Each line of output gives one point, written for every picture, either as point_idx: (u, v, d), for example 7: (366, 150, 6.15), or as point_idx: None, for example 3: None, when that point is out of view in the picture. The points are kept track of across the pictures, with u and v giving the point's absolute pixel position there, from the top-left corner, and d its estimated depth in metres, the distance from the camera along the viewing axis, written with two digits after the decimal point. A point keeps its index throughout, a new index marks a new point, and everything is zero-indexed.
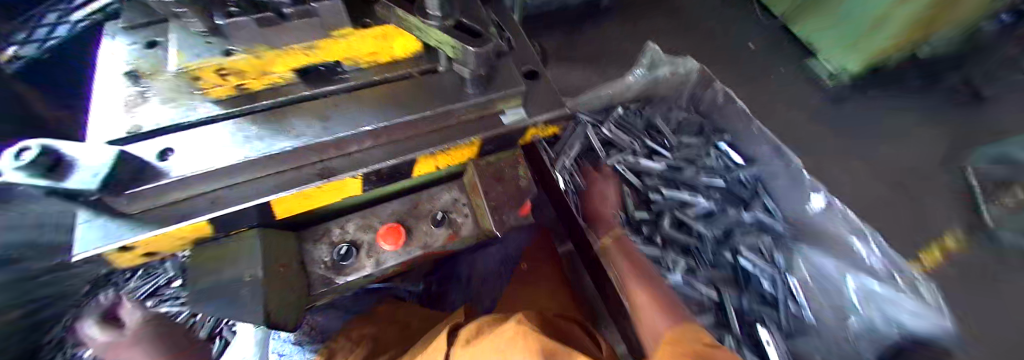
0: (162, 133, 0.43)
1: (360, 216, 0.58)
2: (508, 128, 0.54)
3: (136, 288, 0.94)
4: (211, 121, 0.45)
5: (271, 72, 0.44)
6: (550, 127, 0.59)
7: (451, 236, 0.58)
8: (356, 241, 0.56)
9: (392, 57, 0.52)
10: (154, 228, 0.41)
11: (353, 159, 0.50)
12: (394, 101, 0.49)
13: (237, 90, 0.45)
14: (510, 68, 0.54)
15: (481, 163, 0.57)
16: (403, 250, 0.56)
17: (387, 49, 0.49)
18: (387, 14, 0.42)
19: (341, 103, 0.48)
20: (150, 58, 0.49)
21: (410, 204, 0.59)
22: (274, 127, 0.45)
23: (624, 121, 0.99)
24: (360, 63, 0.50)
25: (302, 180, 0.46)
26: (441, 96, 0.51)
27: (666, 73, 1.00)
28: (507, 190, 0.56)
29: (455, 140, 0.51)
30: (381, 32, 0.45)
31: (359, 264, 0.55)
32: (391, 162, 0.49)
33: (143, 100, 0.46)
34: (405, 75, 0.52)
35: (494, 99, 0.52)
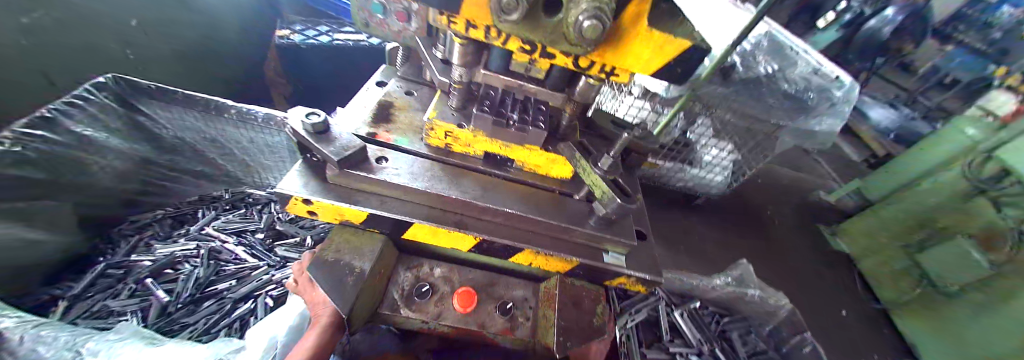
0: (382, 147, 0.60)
1: (447, 267, 0.65)
2: (606, 266, 0.60)
3: (231, 221, 1.07)
4: (415, 153, 0.61)
5: (472, 146, 0.62)
6: (638, 285, 0.63)
7: (506, 330, 0.60)
8: (434, 286, 0.62)
9: (547, 173, 0.66)
10: (334, 200, 0.53)
11: (481, 223, 0.59)
12: (534, 201, 0.61)
13: (444, 145, 0.62)
14: (629, 223, 0.64)
15: (566, 281, 0.63)
16: (465, 317, 0.59)
17: (547, 167, 0.64)
18: (567, 150, 0.61)
19: (497, 184, 0.62)
20: (401, 100, 0.71)
21: (488, 280, 0.65)
22: (448, 178, 0.59)
23: (698, 318, 0.94)
24: (525, 166, 0.65)
25: (440, 219, 0.56)
26: (569, 215, 0.61)
27: (756, 293, 0.97)
28: (579, 317, 0.58)
29: (563, 252, 0.59)
30: (554, 159, 0.63)
31: (425, 308, 0.59)
32: (506, 241, 0.57)
33: (386, 121, 0.65)
34: (549, 187, 0.65)
35: (605, 237, 0.60)
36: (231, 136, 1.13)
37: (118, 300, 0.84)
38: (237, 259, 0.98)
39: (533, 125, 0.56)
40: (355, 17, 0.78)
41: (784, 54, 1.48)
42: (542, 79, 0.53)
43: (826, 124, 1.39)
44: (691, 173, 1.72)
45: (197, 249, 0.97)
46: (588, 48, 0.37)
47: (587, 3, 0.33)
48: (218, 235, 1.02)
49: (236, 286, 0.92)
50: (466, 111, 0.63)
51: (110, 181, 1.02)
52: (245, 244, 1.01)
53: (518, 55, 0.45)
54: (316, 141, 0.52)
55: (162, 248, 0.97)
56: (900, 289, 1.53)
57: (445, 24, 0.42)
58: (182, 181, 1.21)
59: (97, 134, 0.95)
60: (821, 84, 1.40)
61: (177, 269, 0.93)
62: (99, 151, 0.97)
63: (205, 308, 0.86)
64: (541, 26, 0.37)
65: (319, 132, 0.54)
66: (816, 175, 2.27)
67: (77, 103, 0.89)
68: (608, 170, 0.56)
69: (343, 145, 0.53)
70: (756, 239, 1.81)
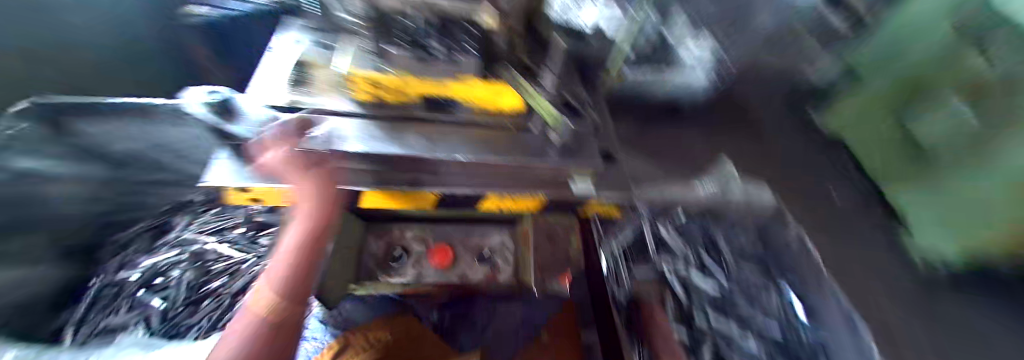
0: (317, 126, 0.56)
1: (419, 228, 0.63)
2: (575, 196, 0.57)
3: (208, 221, 1.06)
4: (346, 114, 0.55)
5: (405, 93, 0.53)
6: (611, 208, 0.63)
7: (490, 276, 0.61)
8: (408, 249, 0.61)
9: (497, 106, 0.57)
10: (267, 182, 0.49)
11: (438, 177, 0.56)
12: (485, 141, 0.57)
13: (374, 99, 0.54)
14: (592, 145, 0.60)
15: (540, 219, 0.61)
16: (444, 272, 0.59)
17: (495, 98, 0.55)
18: (509, 78, 0.54)
19: (443, 131, 0.57)
20: (317, 55, 0.58)
21: (463, 233, 0.64)
22: (389, 136, 0.54)
23: (685, 230, 0.99)
24: (471, 105, 0.56)
25: (392, 180, 0.55)
26: (527, 149, 0.57)
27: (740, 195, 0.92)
28: (555, 252, 0.59)
29: (524, 190, 0.57)
30: (503, 89, 0.54)
31: (403, 271, 0.59)
32: (467, 190, 0.55)
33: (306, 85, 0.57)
34: (502, 124, 0.59)
35: (569, 167, 0.56)
36: (167, 135, 1.06)
37: (118, 316, 0.86)
38: (223, 257, 0.98)
39: None
40: None
41: None
42: None
43: None
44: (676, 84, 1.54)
45: (180, 255, 0.97)
46: None
47: None
48: (199, 238, 1.02)
49: (230, 281, 0.93)
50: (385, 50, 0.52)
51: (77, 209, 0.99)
52: (228, 241, 1.01)
53: None
54: (223, 121, 0.50)
55: (146, 261, 0.97)
56: None
57: None
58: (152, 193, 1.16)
59: (40, 164, 0.91)
60: None
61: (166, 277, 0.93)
62: (41, 185, 0.93)
63: (205, 307, 0.88)
64: None
65: (221, 111, 0.51)
66: None
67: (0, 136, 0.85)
68: (554, 90, 0.55)
69: (256, 124, 0.51)
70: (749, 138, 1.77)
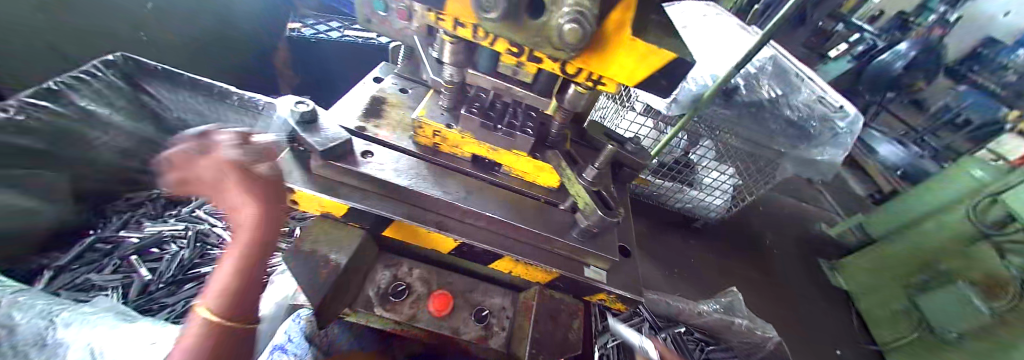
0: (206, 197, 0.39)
1: (426, 268, 0.64)
2: (586, 279, 0.58)
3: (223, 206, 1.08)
4: (402, 150, 0.61)
5: (459, 147, 0.61)
6: (618, 303, 0.62)
7: (480, 339, 0.58)
8: (411, 287, 0.61)
9: (533, 180, 0.65)
10: (316, 191, 0.53)
11: (463, 226, 0.58)
12: (516, 207, 0.60)
13: (433, 144, 0.62)
14: (613, 238, 0.63)
15: (545, 292, 0.62)
16: (439, 321, 0.58)
17: (535, 174, 0.63)
18: (553, 160, 0.60)
19: (483, 187, 0.61)
20: (394, 97, 0.70)
21: (468, 286, 0.64)
22: (433, 178, 0.58)
23: (682, 343, 0.93)
24: (512, 172, 0.64)
25: (420, 218, 0.56)
26: (550, 225, 0.60)
27: (742, 322, 0.96)
28: (557, 331, 0.57)
29: (542, 262, 0.57)
30: (539, 165, 0.61)
31: (400, 307, 0.58)
32: (486, 246, 0.56)
33: (376, 116, 0.65)
34: (534, 195, 0.64)
35: (588, 251, 0.58)
36: (232, 122, 1.15)
37: (102, 274, 0.83)
38: (224, 244, 0.98)
39: (521, 130, 0.56)
40: (358, 14, 0.79)
41: (789, 79, 1.41)
42: (530, 83, 0.51)
43: (827, 155, 1.34)
44: (691, 195, 1.73)
45: (185, 231, 0.97)
46: (571, 53, 0.37)
47: (568, 8, 0.33)
48: (209, 219, 1.03)
49: (220, 270, 0.92)
50: (457, 112, 0.62)
51: None
52: (233, 230, 1.02)
53: (506, 56, 0.46)
54: (303, 130, 0.53)
55: (151, 227, 0.96)
56: (900, 332, 1.48)
57: (434, 21, 0.43)
58: None
59: (101, 110, 0.95)
60: (827, 114, 1.34)
61: (162, 250, 0.93)
62: (102, 128, 0.94)
63: (186, 290, 0.86)
64: (524, 29, 0.37)
65: (306, 121, 0.54)
66: (817, 207, 2.22)
67: (83, 78, 0.93)
68: (593, 181, 0.57)
69: (329, 137, 0.53)
70: (753, 267, 1.76)
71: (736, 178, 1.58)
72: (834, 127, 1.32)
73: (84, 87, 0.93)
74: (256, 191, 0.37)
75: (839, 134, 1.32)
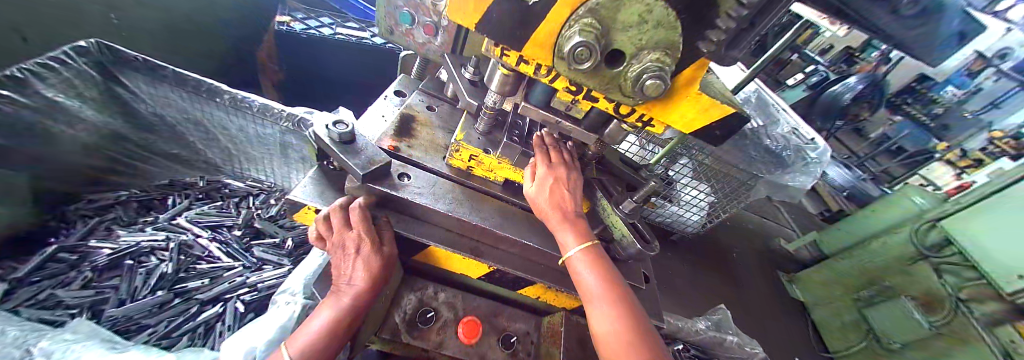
0: (328, 252, 0.50)
1: (452, 292, 0.63)
2: None
3: (207, 214, 1.00)
4: (436, 172, 0.59)
5: (494, 172, 0.61)
6: None
7: None
8: (438, 312, 0.60)
9: None
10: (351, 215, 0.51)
11: (496, 252, 0.58)
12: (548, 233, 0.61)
13: (466, 168, 0.61)
14: (637, 266, 0.65)
15: (571, 317, 0.63)
16: (468, 349, 0.57)
17: None
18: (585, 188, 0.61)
19: (515, 213, 0.61)
20: (422, 114, 0.70)
21: (492, 310, 0.63)
22: (468, 202, 0.57)
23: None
24: None
25: (457, 245, 0.55)
26: None
27: (733, 339, 1.02)
28: (585, 358, 0.58)
29: (575, 290, 0.59)
30: None
31: (428, 334, 0.57)
32: (520, 273, 0.57)
33: (407, 134, 0.64)
34: None
35: None
36: (218, 121, 1.06)
37: (71, 291, 0.75)
38: (210, 257, 0.91)
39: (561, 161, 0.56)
40: (380, 24, 0.77)
41: (769, 111, 1.55)
42: (579, 119, 0.51)
43: (798, 181, 1.47)
44: (671, 211, 1.81)
45: (166, 242, 0.89)
46: (639, 101, 0.39)
47: (647, 62, 0.35)
48: (192, 228, 0.95)
49: (207, 287, 0.85)
50: (493, 137, 0.62)
51: (73, 154, 0.92)
52: (220, 241, 0.94)
53: (561, 93, 0.47)
54: (342, 152, 0.50)
55: (127, 236, 0.88)
56: (851, 342, 1.63)
57: (496, 55, 0.43)
58: (152, 162, 1.10)
59: (71, 102, 0.86)
60: (799, 145, 1.46)
61: (141, 262, 0.84)
62: (66, 122, 0.86)
63: (169, 308, 0.78)
64: (597, 74, 0.38)
65: (345, 142, 0.51)
66: (780, 224, 2.40)
67: (52, 65, 0.82)
68: (629, 213, 0.58)
69: (369, 158, 0.51)
70: (727, 281, 1.87)
71: (712, 197, 1.64)
72: (806, 157, 1.45)
73: (51, 76, 0.82)
74: (361, 269, 0.47)
75: (808, 163, 1.45)
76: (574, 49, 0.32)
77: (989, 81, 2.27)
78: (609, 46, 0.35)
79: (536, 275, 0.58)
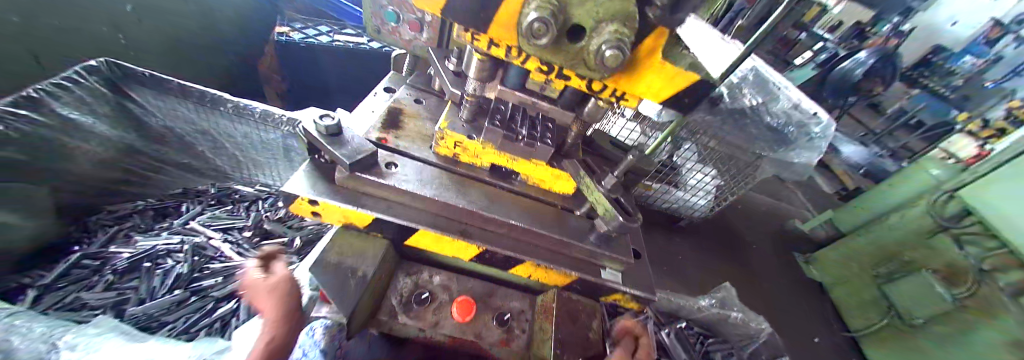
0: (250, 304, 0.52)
1: (446, 275, 0.66)
2: (603, 282, 0.62)
3: (218, 217, 1.05)
4: (423, 160, 0.62)
5: (480, 157, 0.63)
6: (633, 301, 0.66)
7: (503, 341, 0.61)
8: (433, 294, 0.62)
9: (550, 188, 0.68)
10: (342, 202, 0.53)
11: (484, 234, 0.60)
12: (534, 213, 0.63)
13: (453, 155, 0.63)
14: (626, 242, 0.66)
15: (563, 294, 0.65)
16: (463, 327, 0.60)
17: (551, 182, 0.66)
18: (570, 168, 0.63)
19: (502, 196, 0.63)
20: (410, 107, 0.72)
21: (486, 291, 0.66)
22: (455, 188, 0.60)
23: (685, 337, 0.98)
24: (529, 180, 0.66)
25: (445, 227, 0.57)
26: (569, 230, 0.62)
27: (738, 316, 1.02)
28: (577, 331, 0.59)
29: (563, 267, 0.60)
30: (556, 173, 0.64)
31: (424, 315, 0.59)
32: (508, 253, 0.58)
33: (395, 127, 0.66)
34: (550, 202, 0.66)
35: (603, 254, 0.62)
36: (224, 129, 1.11)
37: (95, 293, 0.80)
38: (223, 257, 0.95)
39: (541, 141, 0.58)
40: (367, 24, 0.79)
41: (768, 88, 1.46)
42: (555, 98, 0.56)
43: (803, 157, 1.40)
44: (677, 196, 1.81)
45: (180, 244, 0.94)
46: (605, 75, 0.40)
47: (609, 34, 0.36)
48: (205, 230, 1.00)
49: (221, 284, 0.89)
50: (477, 124, 0.64)
51: (91, 169, 0.97)
52: (231, 242, 0.99)
53: (535, 73, 0.48)
54: (329, 143, 0.53)
55: (143, 241, 0.93)
56: (869, 318, 1.58)
57: (468, 40, 0.44)
58: (166, 172, 1.15)
59: (85, 118, 0.91)
60: (802, 121, 1.38)
61: (158, 264, 0.89)
62: (81, 137, 0.91)
63: (188, 305, 0.83)
64: (560, 50, 0.39)
65: (332, 134, 0.54)
66: (793, 204, 2.35)
67: (65, 84, 0.86)
68: (611, 188, 0.60)
69: (356, 148, 0.53)
70: (735, 263, 1.85)
71: (719, 179, 1.66)
72: (809, 133, 1.37)
73: (64, 94, 0.86)
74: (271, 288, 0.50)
75: (812, 139, 1.37)
76: (533, 24, 0.34)
77: (1010, 47, 2.18)
78: (568, 22, 0.37)
79: (523, 253, 0.60)
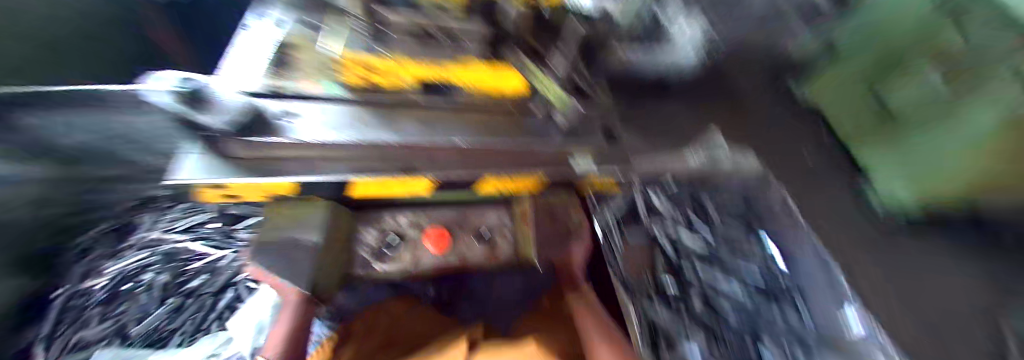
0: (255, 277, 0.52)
1: (413, 214, 0.61)
2: (577, 176, 0.56)
3: (177, 219, 1.01)
4: (332, 101, 0.50)
5: (400, 78, 0.51)
6: (608, 184, 0.63)
7: (489, 256, 0.62)
8: (403, 236, 0.59)
9: (499, 93, 0.56)
10: (251, 177, 0.45)
11: (434, 163, 0.52)
12: (486, 126, 0.54)
13: (366, 84, 0.51)
14: (595, 123, 0.60)
15: (538, 200, 0.60)
16: (443, 256, 0.59)
17: (496, 83, 0.55)
18: (513, 58, 0.59)
19: (439, 115, 0.54)
20: (298, 36, 0.57)
21: (460, 215, 0.63)
22: (380, 122, 0.50)
23: (678, 196, 0.99)
24: (474, 90, 0.55)
25: (383, 168, 0.49)
26: (528, 132, 0.55)
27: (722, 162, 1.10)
28: (555, 226, 0.61)
29: (522, 169, 0.54)
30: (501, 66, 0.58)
31: (398, 256, 0.58)
32: (466, 175, 0.51)
33: (287, 68, 0.52)
34: (503, 106, 0.57)
35: (572, 147, 0.55)
36: None
37: (91, 329, 0.80)
38: (198, 255, 0.94)
39: (469, 41, 0.58)
40: None
41: None
42: None
43: None
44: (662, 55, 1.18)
45: (150, 257, 0.92)
46: None
47: None
48: (168, 237, 0.97)
49: (210, 280, 0.90)
50: (383, 34, 0.54)
51: (32, 213, 0.83)
52: (202, 238, 0.97)
53: None
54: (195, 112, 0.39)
55: (112, 266, 0.90)
56: None
57: None
58: (110, 188, 1.02)
59: None
60: None
61: (138, 281, 0.88)
62: None
63: (188, 307, 0.86)
64: None
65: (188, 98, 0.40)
66: None
67: None
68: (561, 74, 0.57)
69: (230, 111, 0.41)
70: None
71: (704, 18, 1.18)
72: None
73: None
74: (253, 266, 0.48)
75: None
76: None
77: None
78: None
79: (482, 171, 0.52)
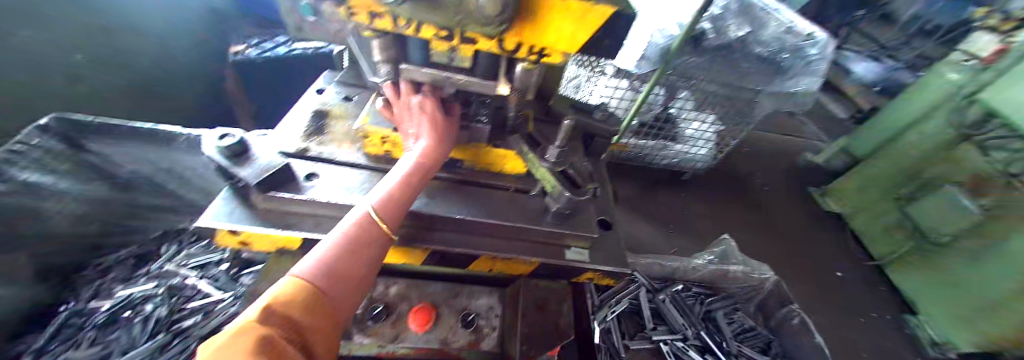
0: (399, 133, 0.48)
1: (404, 283, 0.61)
2: (568, 263, 0.56)
3: (194, 254, 1.05)
4: (354, 165, 0.56)
5: None
6: (606, 278, 0.61)
7: (471, 343, 0.58)
8: (390, 306, 0.58)
9: (503, 170, 0.63)
10: (264, 227, 0.48)
11: (433, 234, 0.55)
12: (484, 200, 0.57)
13: (385, 153, 0.58)
14: (590, 214, 0.60)
15: (530, 282, 0.60)
16: (424, 334, 0.56)
17: (500, 163, 0.61)
18: (516, 143, 0.57)
19: (443, 187, 0.58)
20: (339, 107, 0.67)
21: (450, 293, 0.62)
22: None
23: (681, 302, 1.06)
24: (476, 165, 0.62)
25: None
26: (525, 213, 0.57)
27: (739, 270, 1.04)
28: (544, 321, 0.56)
29: (521, 253, 0.55)
30: (503, 153, 0.59)
31: (381, 330, 0.56)
32: (459, 249, 0.53)
33: (318, 134, 0.60)
34: (503, 185, 0.61)
35: (566, 233, 0.56)
36: (188, 165, 0.97)
37: (78, 351, 0.82)
38: (202, 293, 0.96)
39: (477, 121, 0.56)
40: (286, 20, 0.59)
41: (755, 15, 1.34)
42: (469, 68, 0.48)
43: (804, 84, 1.31)
44: (674, 150, 1.61)
45: (157, 288, 0.95)
46: (498, 28, 0.34)
47: None
48: (181, 270, 1.00)
49: (203, 320, 0.90)
50: None
51: (67, 226, 0.89)
52: (210, 277, 0.99)
53: (438, 43, 0.41)
54: (232, 165, 0.48)
55: (122, 291, 0.94)
56: (894, 244, 1.44)
57: (346, 17, 0.37)
58: (145, 217, 1.05)
59: (47, 179, 0.80)
60: (797, 44, 1.28)
61: (138, 311, 0.91)
62: (49, 197, 0.82)
63: (172, 347, 0.83)
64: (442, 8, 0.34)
65: (235, 155, 0.49)
66: (802, 137, 2.21)
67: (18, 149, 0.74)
68: (556, 161, 0.53)
69: (261, 168, 0.48)
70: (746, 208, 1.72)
71: (719, 125, 1.48)
72: (807, 56, 1.28)
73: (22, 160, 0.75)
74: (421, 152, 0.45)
75: (811, 62, 1.28)
76: None
77: None
78: None
79: (476, 246, 0.54)
